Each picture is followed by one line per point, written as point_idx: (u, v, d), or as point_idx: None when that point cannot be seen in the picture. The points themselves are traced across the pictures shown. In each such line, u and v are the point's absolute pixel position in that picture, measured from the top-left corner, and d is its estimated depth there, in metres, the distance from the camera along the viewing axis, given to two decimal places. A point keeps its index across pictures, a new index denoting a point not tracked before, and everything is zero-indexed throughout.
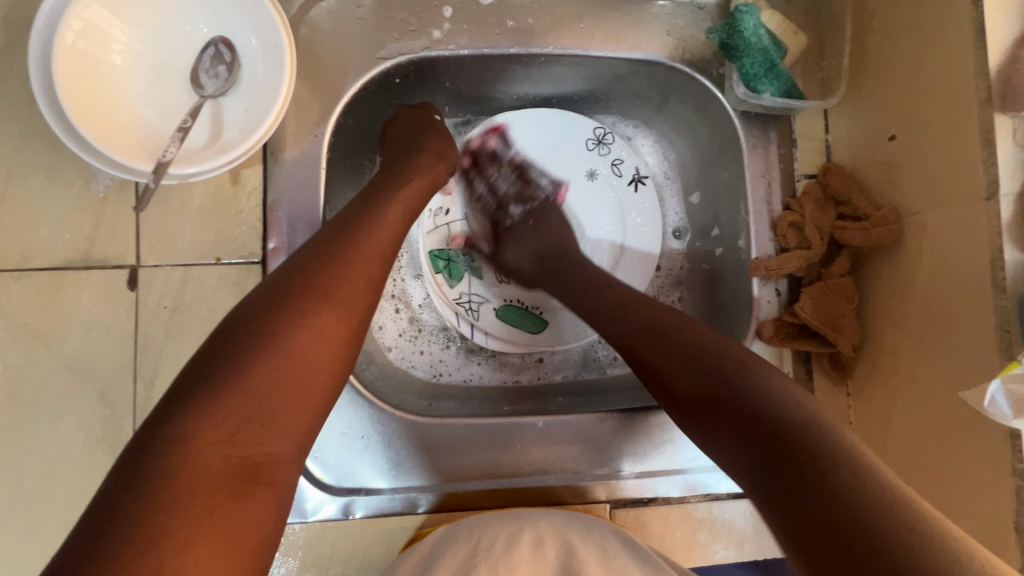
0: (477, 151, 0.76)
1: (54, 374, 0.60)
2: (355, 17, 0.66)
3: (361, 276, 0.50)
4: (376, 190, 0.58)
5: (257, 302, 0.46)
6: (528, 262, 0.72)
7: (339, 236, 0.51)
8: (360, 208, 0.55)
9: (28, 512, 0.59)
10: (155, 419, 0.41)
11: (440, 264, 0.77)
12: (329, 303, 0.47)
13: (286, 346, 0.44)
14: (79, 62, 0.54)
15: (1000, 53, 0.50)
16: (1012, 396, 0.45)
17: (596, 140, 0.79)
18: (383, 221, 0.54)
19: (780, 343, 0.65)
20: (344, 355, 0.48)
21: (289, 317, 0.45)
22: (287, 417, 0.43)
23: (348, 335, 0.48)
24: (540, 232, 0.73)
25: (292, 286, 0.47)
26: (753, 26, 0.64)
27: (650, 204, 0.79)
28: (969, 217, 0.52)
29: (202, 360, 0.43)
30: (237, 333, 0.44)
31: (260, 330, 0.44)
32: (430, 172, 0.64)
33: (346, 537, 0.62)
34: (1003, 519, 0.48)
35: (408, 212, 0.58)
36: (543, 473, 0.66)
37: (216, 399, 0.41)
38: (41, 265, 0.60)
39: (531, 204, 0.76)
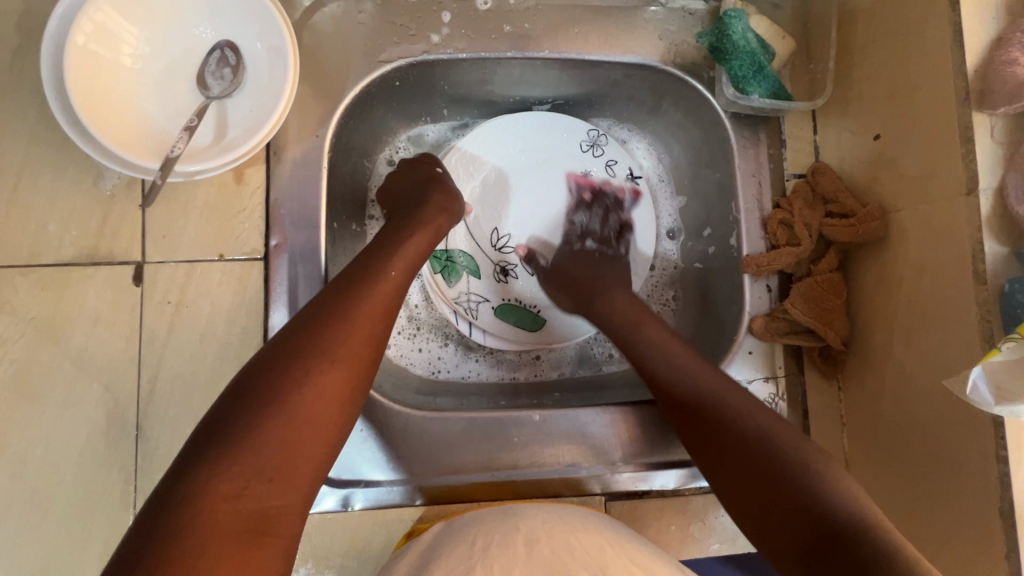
0: (589, 197, 0.80)
1: (59, 367, 0.61)
2: (357, 22, 0.69)
3: (362, 334, 0.51)
4: (379, 245, 0.60)
5: (267, 358, 0.48)
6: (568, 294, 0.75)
7: (343, 290, 0.53)
8: (365, 263, 0.57)
9: (32, 503, 0.60)
10: (171, 474, 0.42)
11: (438, 266, 0.77)
12: (332, 359, 0.48)
13: (291, 401, 0.46)
14: (90, 62, 0.56)
15: (977, 54, 0.52)
16: (993, 382, 0.46)
17: (589, 143, 0.81)
18: (385, 277, 0.56)
19: (772, 338, 0.66)
20: (349, 408, 0.49)
21: (299, 372, 0.47)
22: (295, 471, 0.45)
23: (351, 390, 0.49)
24: (592, 268, 0.76)
25: (302, 343, 0.48)
26: (741, 31, 0.67)
27: (643, 202, 0.81)
28: (951, 212, 0.54)
29: (216, 414, 0.45)
30: (247, 388, 0.46)
31: (269, 386, 0.46)
32: (432, 225, 0.65)
33: (345, 529, 0.63)
34: (989, 505, 0.49)
35: (409, 265, 0.60)
36: (539, 465, 0.67)
37: (226, 455, 0.42)
38: (48, 261, 0.62)
39: (603, 249, 0.78)
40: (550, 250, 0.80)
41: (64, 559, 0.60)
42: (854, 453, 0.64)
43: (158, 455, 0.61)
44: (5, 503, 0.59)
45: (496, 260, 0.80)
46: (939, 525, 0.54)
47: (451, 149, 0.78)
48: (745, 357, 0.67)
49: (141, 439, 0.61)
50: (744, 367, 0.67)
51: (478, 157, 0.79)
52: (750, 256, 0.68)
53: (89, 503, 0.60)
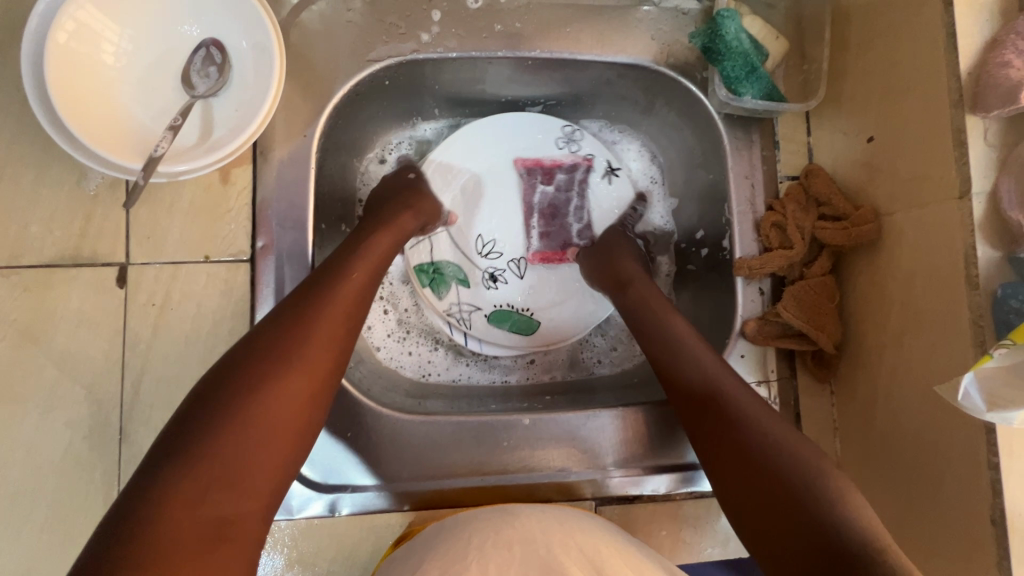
0: (546, 163, 0.79)
1: (41, 370, 0.60)
2: (345, 20, 0.68)
3: (324, 338, 0.51)
4: (343, 246, 0.60)
5: (227, 366, 0.47)
6: (616, 273, 0.71)
7: (303, 297, 0.52)
8: (329, 264, 0.56)
9: (13, 508, 0.59)
10: (131, 486, 0.42)
11: (423, 277, 0.76)
12: (292, 366, 0.48)
13: (248, 409, 0.45)
14: (71, 60, 0.55)
15: (971, 56, 0.52)
16: (984, 388, 0.46)
17: (564, 141, 0.79)
18: (346, 281, 0.55)
19: (764, 341, 0.66)
20: (311, 413, 0.49)
21: (260, 381, 0.47)
22: (254, 478, 0.45)
23: (312, 396, 0.49)
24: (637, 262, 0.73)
25: (264, 352, 0.48)
26: (734, 31, 0.66)
27: (622, 194, 0.80)
28: (943, 215, 0.53)
29: (177, 423, 0.45)
30: (207, 398, 0.45)
31: (228, 394, 0.46)
32: (398, 228, 0.65)
33: (333, 534, 0.63)
34: (980, 511, 0.49)
35: (374, 268, 0.59)
36: (530, 470, 0.66)
37: (186, 463, 0.42)
38: (29, 262, 0.61)
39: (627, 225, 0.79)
40: (543, 223, 0.79)
41: (46, 565, 0.59)
42: (846, 456, 0.64)
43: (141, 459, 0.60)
44: None
45: (484, 266, 0.78)
46: (930, 530, 0.54)
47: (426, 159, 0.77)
48: (737, 361, 0.67)
49: (125, 443, 0.60)
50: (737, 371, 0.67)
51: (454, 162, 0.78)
52: (743, 259, 0.67)
53: (71, 509, 0.59)
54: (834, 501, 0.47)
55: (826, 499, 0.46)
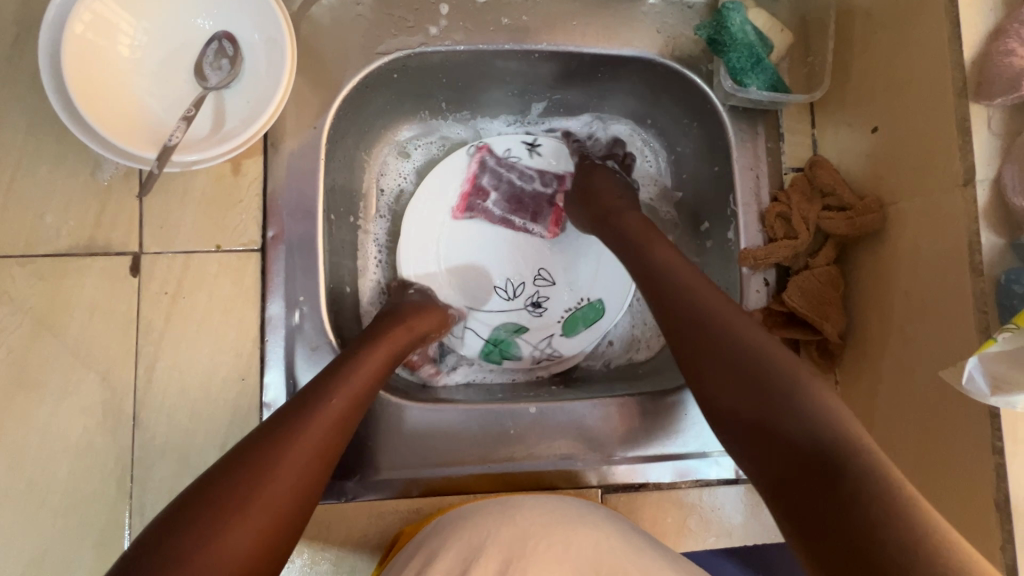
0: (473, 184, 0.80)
1: (56, 358, 0.61)
2: (354, 13, 0.68)
3: (296, 473, 0.46)
4: (332, 366, 0.56)
5: (191, 501, 0.43)
6: (608, 194, 0.73)
7: (283, 422, 0.49)
8: (312, 391, 0.52)
9: (29, 492, 0.60)
10: None
11: (495, 354, 0.78)
12: (254, 510, 0.43)
13: (196, 566, 0.40)
14: (87, 52, 0.56)
15: (974, 45, 0.52)
16: (989, 373, 0.46)
17: (481, 147, 0.81)
18: (332, 402, 0.52)
19: (769, 330, 0.66)
20: (271, 557, 0.44)
21: (222, 521, 0.42)
22: None
23: (273, 540, 0.44)
24: (614, 180, 0.76)
25: (232, 488, 0.44)
26: (739, 22, 0.66)
27: (557, 154, 0.82)
28: (947, 203, 0.53)
29: (122, 568, 0.40)
30: (156, 546, 0.41)
31: (177, 544, 0.41)
32: (392, 342, 0.62)
33: (342, 521, 0.63)
34: (985, 496, 0.49)
35: (362, 389, 0.55)
36: (536, 457, 0.67)
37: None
38: (45, 251, 0.62)
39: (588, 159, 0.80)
40: (523, 212, 0.81)
41: (60, 550, 0.59)
42: None
43: (154, 445, 0.61)
44: (2, 493, 0.59)
45: (521, 303, 0.80)
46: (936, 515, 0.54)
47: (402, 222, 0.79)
48: None
49: (138, 429, 0.61)
50: None
51: (433, 190, 0.80)
52: (748, 249, 0.68)
53: (85, 494, 0.60)
54: (883, 482, 0.40)
55: (873, 477, 0.41)
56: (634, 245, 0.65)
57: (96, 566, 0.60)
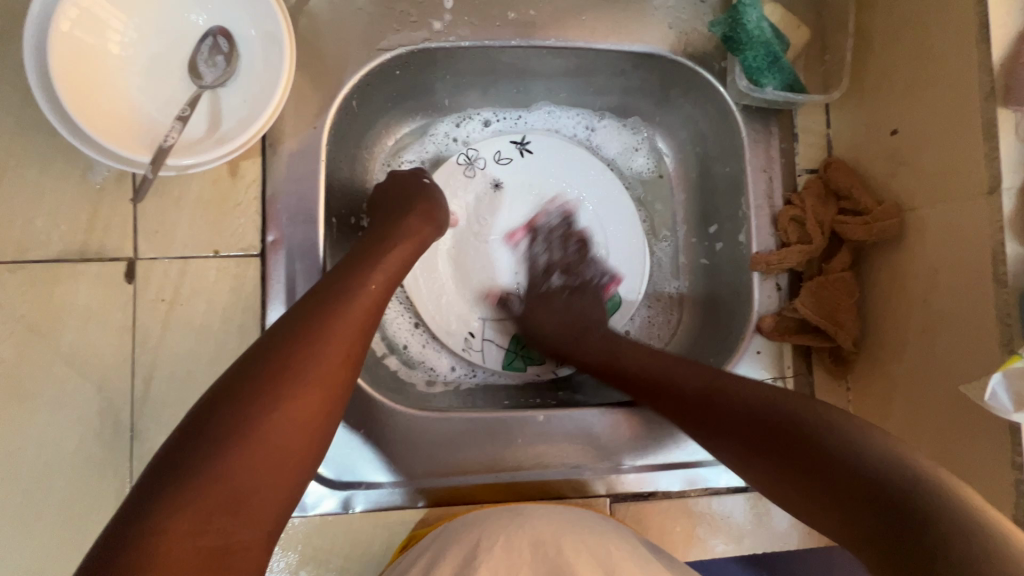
0: (534, 224, 0.79)
1: (51, 367, 0.59)
2: (355, 7, 0.66)
3: (342, 352, 0.48)
4: (359, 255, 0.57)
5: (231, 384, 0.44)
6: (561, 329, 0.73)
7: (316, 310, 0.49)
8: (343, 274, 0.53)
9: (25, 506, 0.58)
10: (127, 508, 0.39)
11: (520, 361, 0.77)
12: (306, 386, 0.45)
13: (258, 430, 0.42)
14: (74, 49, 0.53)
15: (1003, 47, 0.50)
16: (1013, 389, 0.45)
17: (466, 160, 0.79)
18: (363, 294, 0.52)
19: (780, 337, 0.65)
20: (321, 431, 0.46)
21: (267, 398, 0.43)
22: (258, 503, 0.42)
23: (324, 415, 0.46)
24: (580, 308, 0.74)
25: (280, 359, 0.45)
26: (756, 19, 0.63)
27: (550, 147, 0.80)
28: (971, 211, 0.52)
29: (186, 431, 0.42)
30: (217, 412, 0.42)
31: (238, 408, 0.43)
32: (417, 235, 0.62)
33: (345, 532, 0.62)
34: (1003, 512, 0.48)
35: (390, 280, 0.56)
36: (544, 467, 0.66)
37: (186, 492, 0.39)
38: (36, 256, 0.60)
39: (571, 281, 0.77)
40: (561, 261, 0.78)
41: (58, 562, 0.58)
42: None
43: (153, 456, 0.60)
44: None
45: None
46: None
47: (433, 173, 0.79)
48: (753, 357, 0.66)
49: (136, 441, 0.60)
50: (753, 367, 0.66)
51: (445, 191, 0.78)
52: (760, 254, 0.66)
53: (84, 505, 0.59)
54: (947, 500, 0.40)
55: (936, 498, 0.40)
56: (603, 349, 0.69)
57: None
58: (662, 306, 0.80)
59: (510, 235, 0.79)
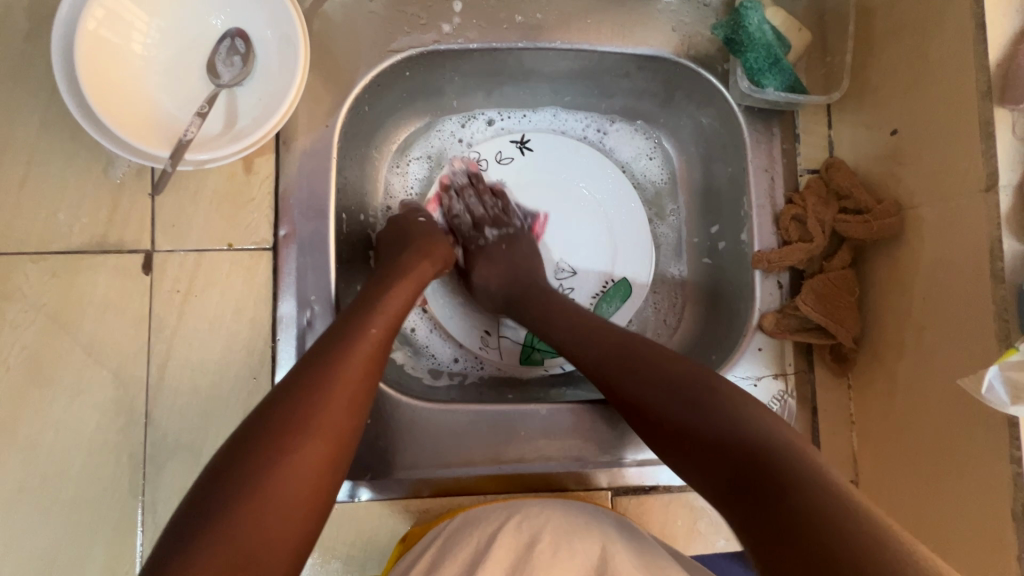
0: (449, 182, 0.79)
1: (70, 355, 0.61)
2: (367, 11, 0.68)
3: (345, 397, 0.49)
4: (363, 299, 0.58)
5: (242, 439, 0.46)
6: (505, 284, 0.72)
7: (320, 357, 0.51)
8: (347, 319, 0.55)
9: (43, 489, 0.60)
10: (149, 567, 0.40)
11: (534, 356, 0.78)
12: (311, 434, 0.46)
13: (266, 481, 0.43)
14: (100, 49, 0.56)
15: (999, 48, 0.51)
16: (1009, 382, 0.46)
17: (469, 163, 0.81)
18: (365, 337, 0.54)
19: (782, 334, 0.66)
20: (329, 479, 0.47)
21: (274, 448, 0.45)
22: (270, 555, 0.42)
23: (333, 461, 0.47)
24: (515, 255, 0.75)
25: (286, 412, 0.47)
26: (757, 22, 0.65)
27: (548, 145, 0.82)
28: (969, 208, 0.53)
29: (200, 488, 0.44)
30: (227, 468, 0.44)
31: (247, 461, 0.44)
32: (415, 273, 0.64)
33: (352, 520, 0.64)
34: (1001, 505, 0.49)
35: (392, 321, 0.57)
36: (546, 460, 0.67)
37: (201, 549, 0.40)
38: (58, 248, 0.62)
39: (505, 231, 0.76)
40: (491, 223, 0.77)
41: (73, 545, 0.60)
42: (864, 450, 0.64)
43: (166, 443, 0.61)
44: (17, 489, 0.60)
45: None
46: (949, 523, 0.54)
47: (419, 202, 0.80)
48: (755, 354, 0.67)
49: (151, 428, 0.61)
50: (754, 364, 0.66)
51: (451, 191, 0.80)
52: (761, 252, 0.67)
53: (98, 490, 0.61)
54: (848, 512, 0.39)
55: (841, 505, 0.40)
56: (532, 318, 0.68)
57: (107, 561, 0.60)
58: (668, 302, 0.81)
59: (444, 181, 0.79)
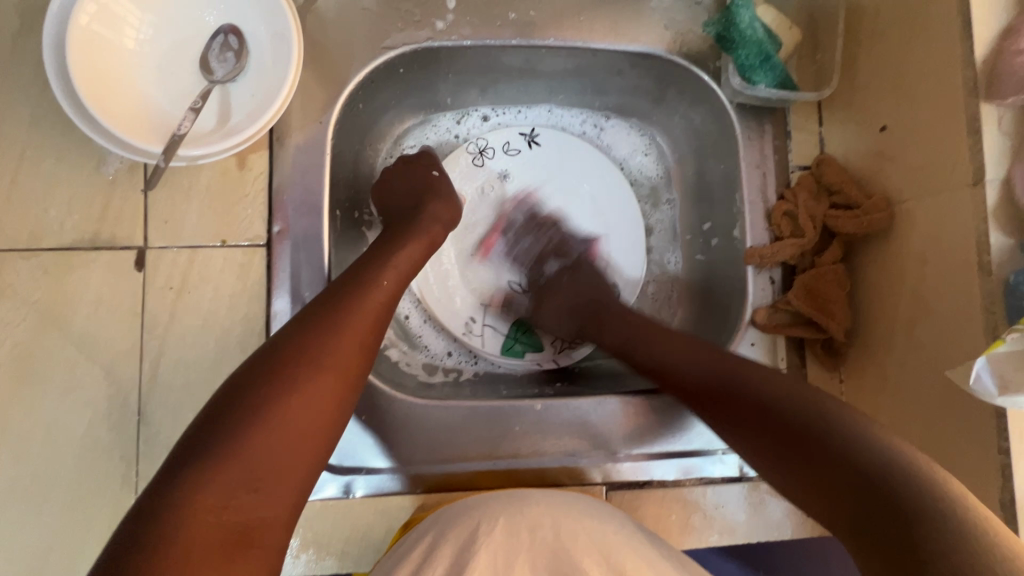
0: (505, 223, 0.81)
1: (62, 352, 0.61)
2: (360, 8, 0.68)
3: (355, 341, 0.50)
4: (372, 254, 0.59)
5: (254, 370, 0.46)
6: (573, 311, 0.74)
7: (330, 304, 0.51)
8: (357, 272, 0.55)
9: (34, 487, 0.60)
10: (155, 485, 0.41)
11: (518, 347, 0.78)
12: (321, 372, 0.47)
13: (278, 411, 0.44)
14: (92, 44, 0.56)
15: (984, 46, 0.52)
16: (996, 373, 0.46)
17: (476, 150, 0.81)
18: (376, 288, 0.54)
19: (774, 329, 0.66)
20: (337, 418, 0.48)
21: (286, 382, 0.46)
22: (277, 484, 0.44)
23: (340, 401, 0.48)
24: (578, 286, 0.75)
25: (298, 348, 0.48)
26: (748, 20, 0.65)
27: (559, 139, 0.82)
28: (957, 203, 0.53)
29: (211, 412, 0.44)
30: (235, 397, 0.45)
31: (257, 390, 0.45)
32: (424, 236, 0.64)
33: (346, 516, 0.64)
34: (989, 496, 0.50)
35: (401, 277, 0.58)
36: (540, 455, 0.67)
37: (211, 467, 0.41)
38: (49, 245, 0.62)
39: (566, 262, 0.78)
40: (552, 252, 0.79)
41: (65, 544, 0.60)
42: None
43: (159, 440, 0.61)
44: (9, 487, 0.59)
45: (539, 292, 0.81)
46: None
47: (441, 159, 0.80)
48: (748, 349, 0.67)
49: (144, 425, 0.61)
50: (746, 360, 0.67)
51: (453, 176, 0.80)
52: (754, 247, 0.67)
53: (91, 487, 0.60)
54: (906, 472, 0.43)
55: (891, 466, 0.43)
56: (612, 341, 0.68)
57: None
58: (663, 301, 0.81)
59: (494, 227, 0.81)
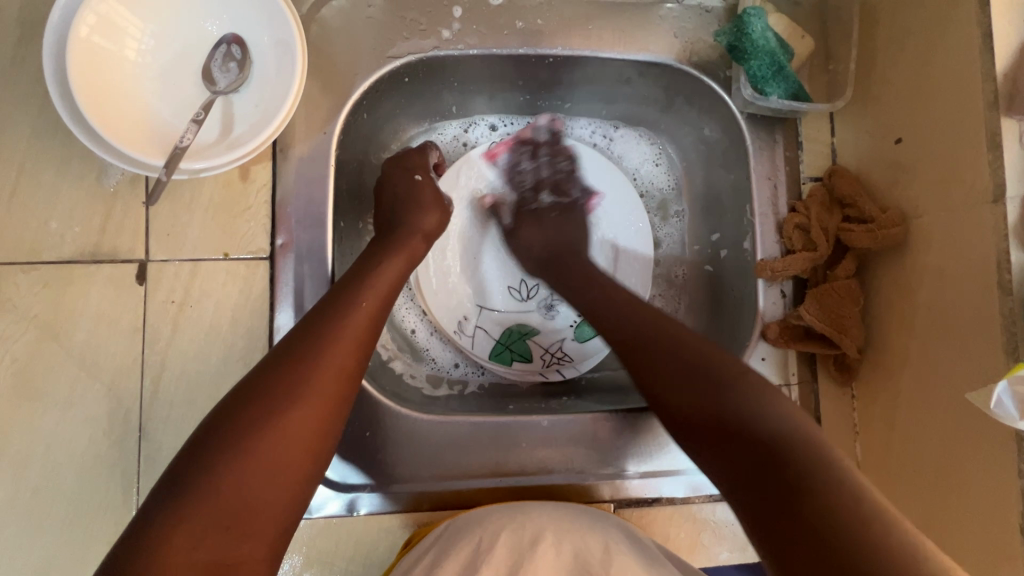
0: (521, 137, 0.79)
1: (62, 367, 0.60)
2: (365, 16, 0.67)
3: (334, 365, 0.48)
4: (358, 272, 0.57)
5: (233, 402, 0.45)
6: (548, 247, 0.73)
7: (309, 332, 0.50)
8: (338, 295, 0.54)
9: (33, 504, 0.59)
10: (136, 525, 0.40)
11: (506, 355, 0.77)
12: (297, 399, 0.46)
13: (251, 443, 0.43)
14: (93, 56, 0.55)
15: (1005, 59, 0.51)
16: (1018, 396, 0.45)
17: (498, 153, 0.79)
18: (356, 309, 0.53)
19: (786, 343, 0.65)
20: (320, 445, 0.46)
21: (261, 411, 0.44)
22: (257, 518, 0.42)
23: (322, 428, 0.46)
24: (564, 224, 0.75)
25: (275, 378, 0.46)
26: (761, 29, 0.64)
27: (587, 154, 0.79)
28: (976, 218, 0.52)
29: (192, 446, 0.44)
30: (213, 431, 0.44)
31: (233, 422, 0.44)
32: (406, 249, 0.62)
33: (350, 534, 0.63)
34: (1009, 520, 0.48)
35: (385, 296, 0.56)
36: (547, 472, 0.66)
37: (187, 504, 0.40)
38: (50, 258, 0.61)
39: (561, 200, 0.78)
40: (553, 192, 0.78)
41: (65, 562, 0.59)
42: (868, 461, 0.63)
43: (160, 456, 0.60)
44: (8, 504, 0.58)
45: (535, 304, 0.79)
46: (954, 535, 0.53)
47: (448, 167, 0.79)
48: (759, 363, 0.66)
49: (145, 441, 0.60)
50: None
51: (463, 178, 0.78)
52: (766, 260, 0.66)
53: (91, 504, 0.59)
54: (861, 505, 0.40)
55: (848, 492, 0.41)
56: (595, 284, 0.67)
57: None
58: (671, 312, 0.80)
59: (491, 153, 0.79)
